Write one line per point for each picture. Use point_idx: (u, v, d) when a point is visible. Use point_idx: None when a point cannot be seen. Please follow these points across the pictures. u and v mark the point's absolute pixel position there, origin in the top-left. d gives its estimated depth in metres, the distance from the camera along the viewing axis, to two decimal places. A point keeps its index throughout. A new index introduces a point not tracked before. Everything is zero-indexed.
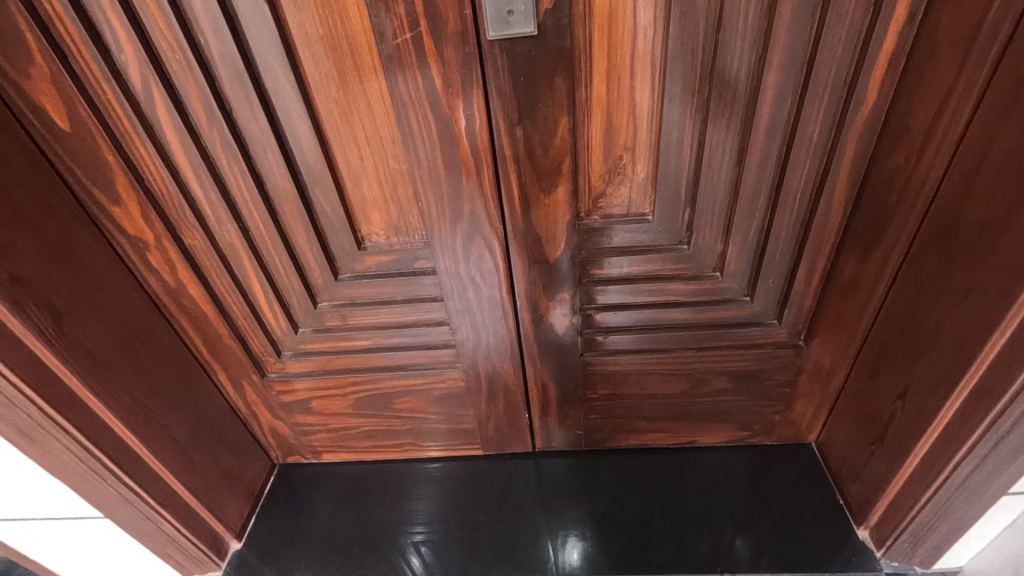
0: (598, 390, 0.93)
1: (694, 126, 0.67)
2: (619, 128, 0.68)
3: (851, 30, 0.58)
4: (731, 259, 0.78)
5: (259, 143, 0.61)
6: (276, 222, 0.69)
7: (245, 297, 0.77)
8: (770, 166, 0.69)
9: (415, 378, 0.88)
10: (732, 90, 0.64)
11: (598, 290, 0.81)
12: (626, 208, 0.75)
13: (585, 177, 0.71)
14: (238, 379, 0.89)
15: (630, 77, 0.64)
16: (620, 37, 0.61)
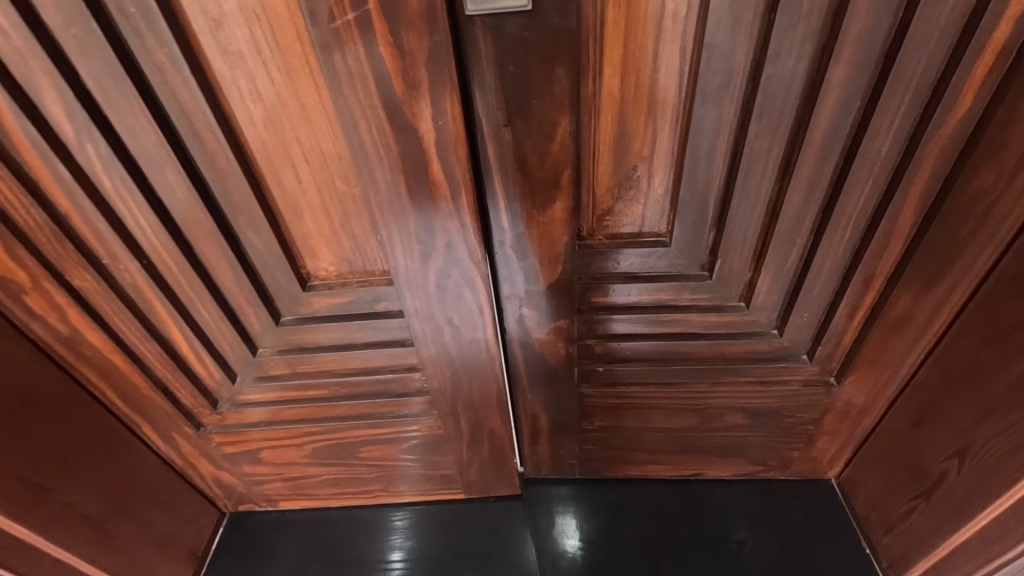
0: (594, 423, 0.81)
1: (731, 131, 0.55)
2: (634, 130, 0.55)
3: (948, 20, 0.46)
4: (761, 289, 0.66)
5: (155, 161, 0.45)
6: (191, 258, 0.53)
7: (165, 345, 0.61)
8: (822, 184, 0.57)
9: (382, 427, 0.74)
10: (786, 89, 0.51)
11: (601, 319, 0.69)
12: (638, 226, 0.63)
13: (588, 187, 0.59)
14: (167, 433, 0.73)
15: (651, 68, 0.51)
16: (641, 16, 0.48)
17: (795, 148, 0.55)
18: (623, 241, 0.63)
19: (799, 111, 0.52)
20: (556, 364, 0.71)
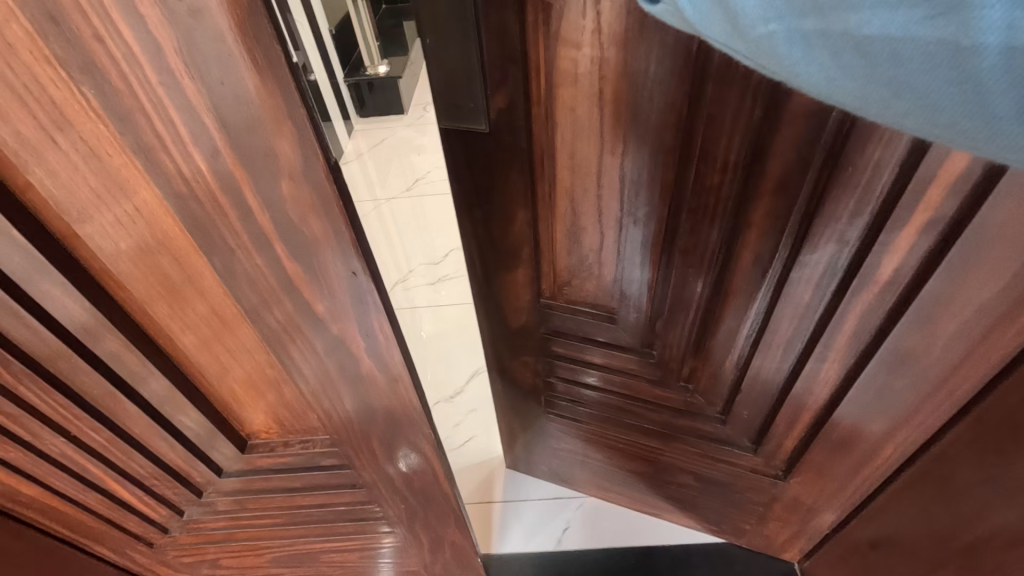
0: (560, 444, 1.01)
1: (665, 245, 0.67)
2: (585, 232, 0.71)
3: (857, 203, 0.52)
4: (703, 378, 0.80)
5: (67, 368, 0.42)
6: (121, 432, 0.50)
7: (104, 491, 0.59)
8: (753, 301, 0.66)
9: (344, 540, 0.74)
10: (709, 223, 0.62)
11: (560, 364, 0.88)
12: (590, 301, 0.79)
13: (551, 264, 0.76)
14: (122, 548, 0.70)
15: (595, 188, 0.66)
16: (585, 145, 0.62)
17: (722, 271, 0.65)
18: (575, 315, 0.81)
19: (723, 243, 0.63)
20: (525, 390, 0.95)
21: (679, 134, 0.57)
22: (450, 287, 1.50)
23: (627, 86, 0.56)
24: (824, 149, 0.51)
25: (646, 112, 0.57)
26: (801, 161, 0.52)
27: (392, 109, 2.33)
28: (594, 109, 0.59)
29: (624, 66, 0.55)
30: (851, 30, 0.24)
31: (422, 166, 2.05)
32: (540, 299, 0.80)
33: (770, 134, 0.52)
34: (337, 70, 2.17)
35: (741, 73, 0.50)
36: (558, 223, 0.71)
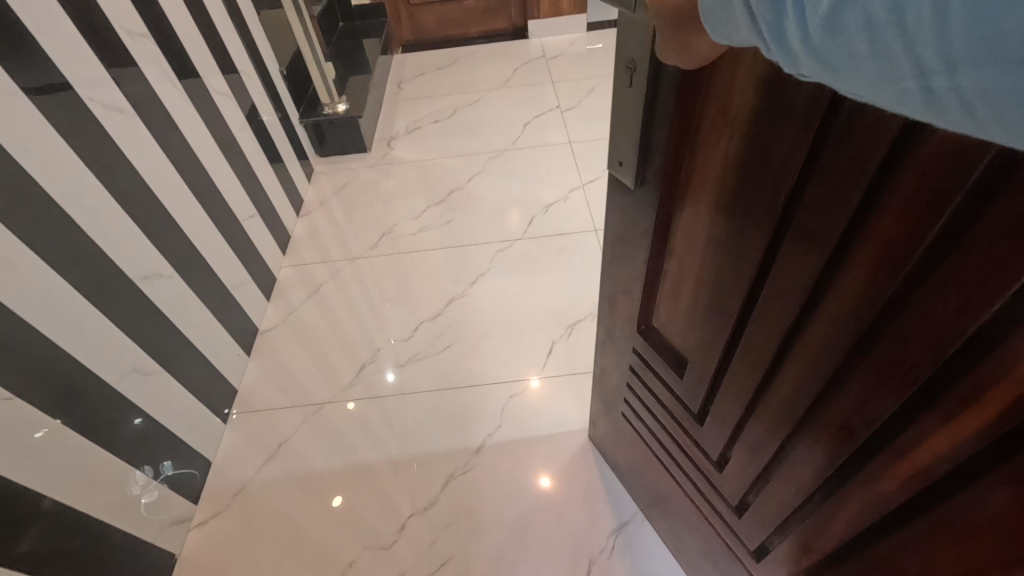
0: (626, 446, 1.12)
1: (724, 333, 0.66)
2: (683, 299, 0.73)
3: (868, 407, 0.48)
4: (729, 472, 0.79)
5: None
6: None
7: None
8: (779, 428, 0.63)
9: None
10: (761, 342, 0.60)
11: (643, 385, 0.95)
12: (667, 347, 0.83)
13: (659, 308, 0.81)
14: None
15: (689, 252, 0.67)
16: (693, 210, 0.63)
17: (762, 389, 0.64)
18: (658, 357, 0.85)
19: (769, 365, 0.60)
20: (619, 388, 1.05)
21: (762, 258, 0.54)
22: (419, 369, 1.44)
23: (732, 193, 0.55)
24: (861, 330, 0.46)
25: (743, 222, 0.55)
26: (840, 330, 0.48)
27: (353, 147, 2.22)
28: (709, 183, 0.58)
29: (738, 156, 0.52)
30: (1012, 91, 0.21)
31: (389, 214, 1.94)
32: (640, 324, 0.87)
33: (826, 289, 0.48)
34: (291, 113, 2.05)
35: (817, 216, 0.45)
36: (670, 280, 0.75)
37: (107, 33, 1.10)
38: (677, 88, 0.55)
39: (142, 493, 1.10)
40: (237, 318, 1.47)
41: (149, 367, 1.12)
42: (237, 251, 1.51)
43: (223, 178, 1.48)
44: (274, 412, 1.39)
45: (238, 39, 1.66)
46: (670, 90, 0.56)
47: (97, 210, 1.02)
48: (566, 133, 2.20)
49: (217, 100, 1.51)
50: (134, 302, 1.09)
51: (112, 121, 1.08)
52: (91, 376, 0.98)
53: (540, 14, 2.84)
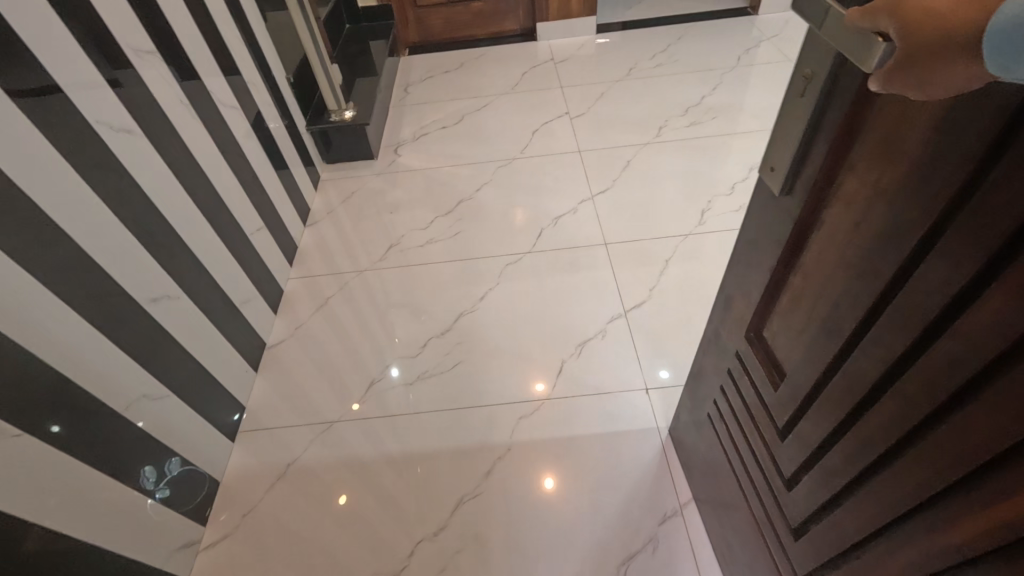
0: (704, 452, 1.11)
1: (830, 358, 0.64)
2: (798, 316, 0.69)
3: (960, 450, 0.47)
4: (798, 492, 0.77)
5: None
6: None
7: None
8: (860, 459, 0.61)
9: None
10: (868, 367, 0.57)
11: (736, 392, 0.92)
12: (769, 360, 0.79)
13: (773, 319, 0.77)
14: None
15: (812, 272, 0.65)
16: (826, 229, 0.61)
17: (856, 414, 0.61)
18: (760, 367, 0.82)
19: (871, 391, 0.58)
20: (714, 390, 1.01)
21: (890, 283, 0.52)
22: (428, 388, 1.43)
23: (876, 216, 0.52)
24: (977, 368, 0.44)
25: (880, 247, 0.52)
26: (950, 366, 0.46)
27: (360, 154, 2.20)
28: (851, 203, 0.55)
29: (886, 176, 0.50)
30: None
31: (397, 225, 1.93)
32: (751, 329, 0.83)
33: (952, 319, 0.46)
34: (299, 121, 2.02)
35: (959, 249, 0.43)
36: (789, 294, 0.71)
37: (115, 52, 1.08)
38: (849, 103, 0.52)
39: (153, 490, 1.10)
40: (244, 335, 1.46)
41: (157, 393, 1.11)
42: (245, 266, 1.50)
43: (230, 193, 1.46)
44: (283, 431, 1.38)
45: (244, 50, 1.65)
46: (840, 105, 0.53)
47: (105, 236, 1.00)
48: (575, 142, 2.17)
49: (225, 114, 1.49)
50: (142, 327, 1.08)
51: (120, 143, 1.06)
52: (99, 407, 0.97)
53: (548, 17, 2.81)
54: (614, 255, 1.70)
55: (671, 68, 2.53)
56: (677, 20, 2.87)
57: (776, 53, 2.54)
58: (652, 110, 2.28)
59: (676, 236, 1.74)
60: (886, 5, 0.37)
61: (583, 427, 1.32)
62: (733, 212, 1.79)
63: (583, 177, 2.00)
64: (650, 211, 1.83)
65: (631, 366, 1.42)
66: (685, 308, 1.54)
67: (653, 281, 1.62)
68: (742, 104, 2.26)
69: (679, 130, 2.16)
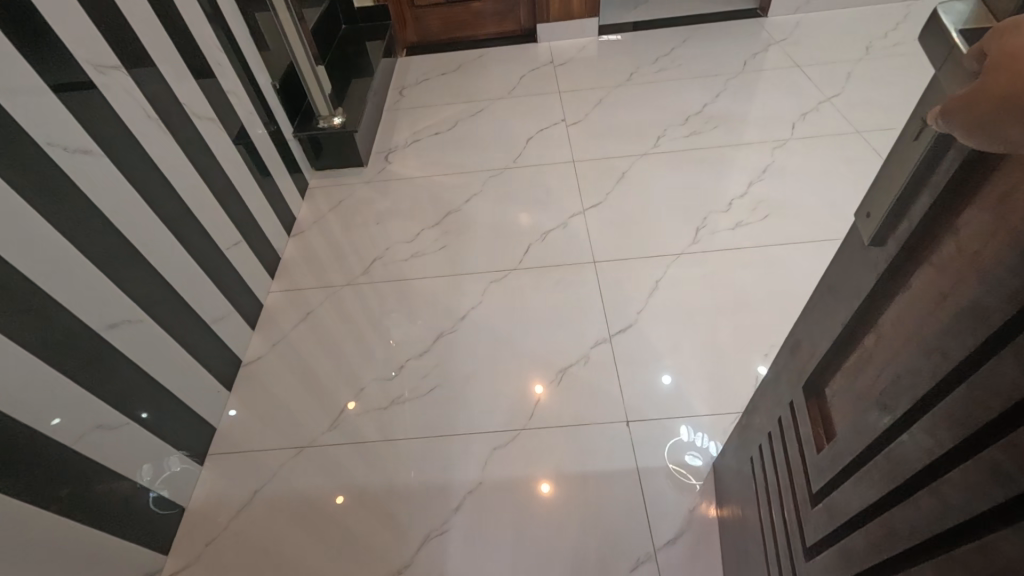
0: (740, 495, 1.01)
1: (874, 433, 0.54)
2: (861, 382, 0.59)
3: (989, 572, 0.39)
4: (812, 563, 0.69)
5: None
6: None
7: None
8: (884, 549, 0.53)
9: None
10: (908, 453, 0.48)
11: (779, 439, 0.81)
12: (822, 420, 0.68)
13: (838, 376, 0.66)
14: None
15: (885, 338, 0.55)
16: (911, 294, 0.51)
17: (885, 502, 0.53)
18: (809, 424, 0.71)
19: (904, 484, 0.49)
20: (761, 434, 0.89)
21: (958, 367, 0.43)
22: (402, 414, 1.38)
23: (965, 289, 0.43)
24: (1019, 488, 0.36)
25: (956, 327, 0.43)
26: (996, 474, 0.38)
27: (350, 161, 2.16)
28: (945, 270, 0.46)
29: (989, 244, 0.40)
30: None
31: (383, 237, 1.88)
32: (808, 381, 0.72)
33: (1009, 426, 0.38)
34: (285, 127, 1.97)
35: None
36: (858, 355, 0.61)
37: (73, 71, 1.04)
38: (965, 152, 0.43)
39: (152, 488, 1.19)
40: (216, 354, 1.43)
41: (114, 423, 1.08)
42: (218, 283, 1.46)
43: (203, 209, 1.42)
44: (255, 454, 1.35)
45: (225, 57, 1.59)
46: (955, 157, 0.44)
47: (54, 264, 0.97)
48: (569, 151, 2.10)
49: (200, 126, 1.44)
50: (96, 355, 1.05)
51: (75, 165, 1.03)
52: (49, 442, 0.94)
53: (550, 18, 2.73)
54: (602, 274, 1.64)
55: (674, 73, 2.44)
56: (683, 22, 2.77)
57: (784, 59, 2.43)
58: (651, 118, 2.20)
59: (668, 256, 1.67)
60: (993, 34, 0.36)
61: (562, 461, 1.27)
62: (730, 230, 1.72)
63: (576, 190, 1.94)
64: (642, 227, 1.77)
65: (613, 396, 1.36)
66: (675, 333, 1.47)
67: (642, 302, 1.55)
68: (745, 113, 2.17)
69: (678, 141, 2.08)
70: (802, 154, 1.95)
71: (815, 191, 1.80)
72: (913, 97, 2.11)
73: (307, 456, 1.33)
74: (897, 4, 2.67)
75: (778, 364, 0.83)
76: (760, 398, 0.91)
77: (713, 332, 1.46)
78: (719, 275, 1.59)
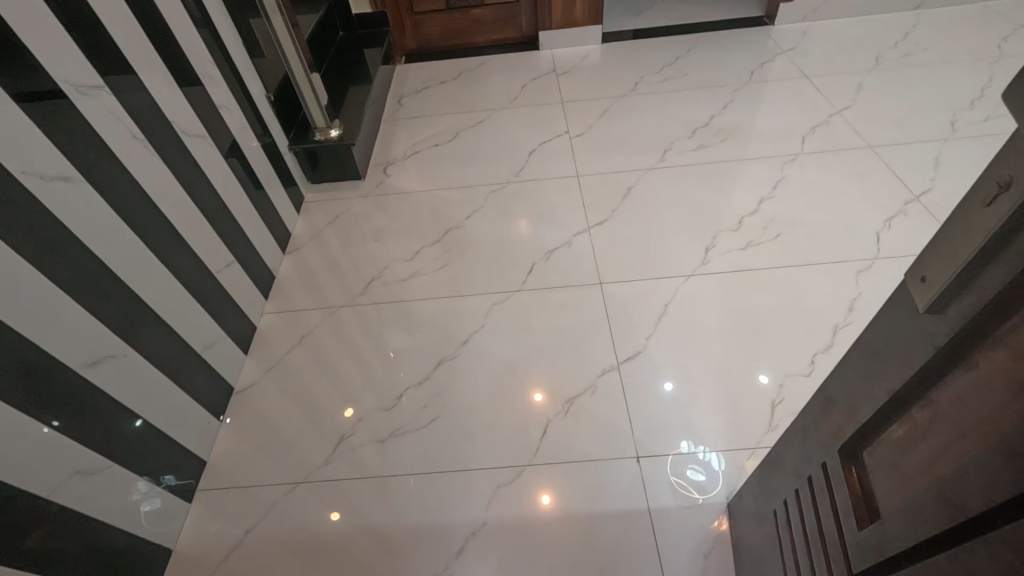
0: (758, 546, 0.96)
1: (937, 527, 0.49)
2: (909, 460, 0.54)
3: None
4: None
5: None
6: None
7: None
8: None
9: None
10: (982, 559, 0.43)
11: (809, 500, 0.76)
12: (862, 493, 0.63)
13: (880, 446, 0.60)
14: None
15: (941, 418, 0.50)
16: (975, 374, 0.45)
17: None
18: (846, 491, 0.66)
19: None
20: (787, 489, 0.84)
21: None
22: (401, 447, 1.32)
23: None
24: None
25: None
26: None
27: (347, 174, 2.10)
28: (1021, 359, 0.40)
29: None
30: None
31: (382, 255, 1.81)
32: (845, 445, 0.66)
33: None
34: (279, 139, 1.91)
35: None
36: (906, 428, 0.55)
37: (53, 93, 0.98)
38: None
39: (143, 500, 1.15)
40: (206, 383, 1.37)
41: (94, 466, 1.02)
42: (208, 308, 1.40)
43: (193, 231, 1.36)
44: (249, 489, 1.29)
45: (216, 71, 1.53)
46: None
47: (29, 302, 0.91)
48: (573, 165, 2.04)
49: (190, 144, 1.38)
50: (73, 396, 0.99)
51: (53, 193, 0.96)
52: (21, 497, 0.88)
53: (552, 25, 2.67)
54: (609, 297, 1.58)
55: (680, 83, 2.38)
56: (687, 30, 2.72)
57: (792, 69, 2.38)
58: (656, 131, 2.14)
59: (677, 277, 1.61)
60: None
61: (568, 502, 1.21)
62: (740, 250, 1.66)
63: (580, 206, 1.88)
64: (649, 246, 1.71)
65: (621, 429, 1.30)
66: (685, 361, 1.41)
67: (650, 328, 1.49)
68: (753, 126, 2.11)
69: (685, 155, 2.02)
70: (813, 170, 1.89)
71: (828, 210, 1.75)
72: (925, 111, 2.06)
73: (304, 492, 1.27)
74: (905, 13, 2.62)
75: (807, 417, 0.77)
76: (785, 449, 0.85)
77: (724, 359, 1.41)
78: (729, 298, 1.54)
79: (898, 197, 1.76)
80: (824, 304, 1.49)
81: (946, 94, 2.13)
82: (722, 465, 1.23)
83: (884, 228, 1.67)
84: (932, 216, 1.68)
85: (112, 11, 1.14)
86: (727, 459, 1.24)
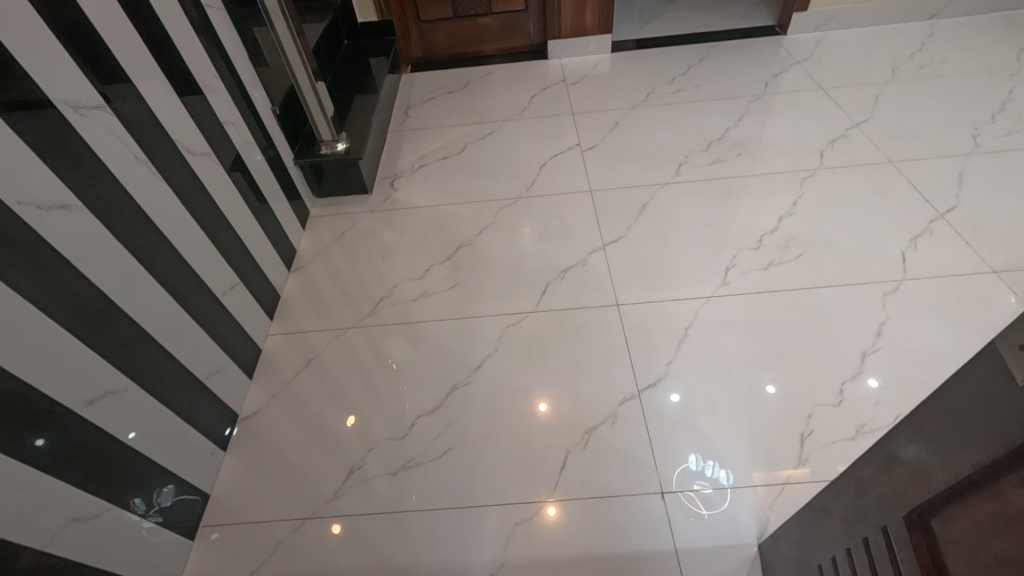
0: None
1: None
2: (990, 542, 0.49)
3: None
4: None
5: None
6: None
7: None
8: None
9: None
10: None
11: (865, 561, 0.70)
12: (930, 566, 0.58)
13: (955, 518, 0.55)
14: None
15: None
16: None
17: None
18: (913, 562, 0.60)
19: None
20: (837, 545, 0.78)
21: None
22: (414, 481, 1.27)
23: None
24: None
25: None
26: None
27: (354, 188, 2.04)
28: None
29: None
30: None
31: (391, 273, 1.76)
32: (912, 511, 0.61)
33: None
34: (285, 153, 1.86)
35: None
36: (988, 505, 0.49)
37: (50, 116, 0.93)
38: None
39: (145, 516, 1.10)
40: (210, 412, 1.31)
41: (90, 511, 0.96)
42: (212, 334, 1.34)
43: (197, 253, 1.30)
44: (256, 525, 1.23)
45: (221, 85, 1.48)
46: None
47: (23, 341, 0.85)
48: (586, 179, 1.99)
49: (194, 162, 1.33)
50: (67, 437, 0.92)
51: (50, 223, 0.91)
52: (11, 551, 0.82)
53: (560, 34, 2.62)
54: (627, 319, 1.53)
55: (692, 94, 2.33)
56: (698, 39, 2.67)
57: (806, 80, 2.33)
58: (670, 143, 2.10)
59: (696, 299, 1.56)
60: None
61: (591, 541, 1.15)
62: (761, 270, 1.61)
63: (594, 223, 1.82)
64: (666, 265, 1.66)
65: (644, 461, 1.25)
66: (708, 389, 1.36)
67: (670, 353, 1.44)
68: (769, 139, 2.06)
69: (699, 169, 1.97)
70: (832, 186, 1.84)
71: (851, 228, 1.69)
72: (946, 124, 2.02)
73: (313, 529, 1.21)
74: (921, 22, 2.58)
75: (863, 472, 0.71)
76: (834, 501, 0.79)
77: (748, 388, 1.35)
78: (751, 323, 1.49)
79: (923, 215, 1.71)
80: (850, 329, 1.44)
81: (967, 106, 2.08)
82: (730, 483, 1.21)
83: (909, 247, 1.62)
84: (959, 235, 1.63)
85: (112, 27, 1.09)
86: (753, 495, 1.18)
